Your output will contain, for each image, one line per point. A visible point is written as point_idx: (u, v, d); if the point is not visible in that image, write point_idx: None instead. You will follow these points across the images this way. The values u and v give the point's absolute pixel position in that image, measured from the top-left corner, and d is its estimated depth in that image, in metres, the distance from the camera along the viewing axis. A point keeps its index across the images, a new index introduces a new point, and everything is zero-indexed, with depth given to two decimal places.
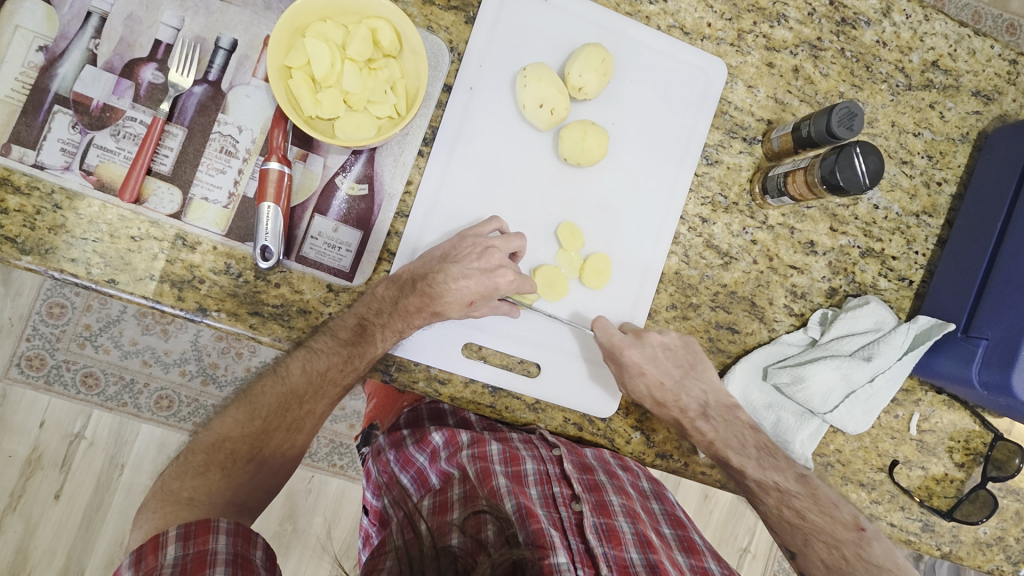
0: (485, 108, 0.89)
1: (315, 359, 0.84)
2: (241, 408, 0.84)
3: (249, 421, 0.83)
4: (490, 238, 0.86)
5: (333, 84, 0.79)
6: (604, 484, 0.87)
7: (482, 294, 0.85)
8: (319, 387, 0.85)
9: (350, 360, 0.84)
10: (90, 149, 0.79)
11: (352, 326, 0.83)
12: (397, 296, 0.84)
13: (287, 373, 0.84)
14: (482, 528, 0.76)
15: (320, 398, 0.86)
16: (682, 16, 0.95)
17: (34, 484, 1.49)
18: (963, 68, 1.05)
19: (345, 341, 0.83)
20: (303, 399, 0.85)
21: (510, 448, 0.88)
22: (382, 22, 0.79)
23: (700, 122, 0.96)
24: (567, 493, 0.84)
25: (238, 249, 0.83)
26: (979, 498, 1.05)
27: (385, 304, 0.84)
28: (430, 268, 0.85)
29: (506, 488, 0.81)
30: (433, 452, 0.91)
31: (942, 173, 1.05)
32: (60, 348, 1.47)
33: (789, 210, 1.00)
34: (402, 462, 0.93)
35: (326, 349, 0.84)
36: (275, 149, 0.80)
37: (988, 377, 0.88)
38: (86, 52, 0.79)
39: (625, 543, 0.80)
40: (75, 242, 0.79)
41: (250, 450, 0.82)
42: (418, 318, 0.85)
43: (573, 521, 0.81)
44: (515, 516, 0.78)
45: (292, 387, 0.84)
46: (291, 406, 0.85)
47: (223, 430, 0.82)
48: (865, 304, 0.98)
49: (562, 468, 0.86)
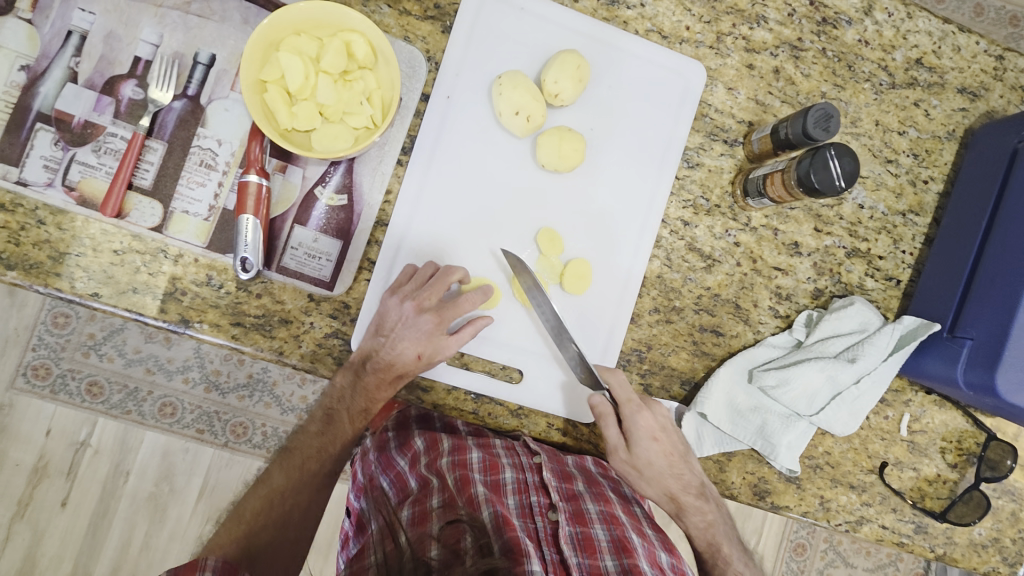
0: (462, 116, 0.90)
1: (292, 456, 0.87)
2: (229, 516, 0.83)
3: (236, 524, 0.81)
4: (409, 293, 0.86)
5: (308, 97, 0.80)
6: (582, 493, 0.88)
7: (424, 345, 0.85)
8: (298, 482, 0.86)
9: (324, 448, 0.88)
10: (72, 165, 0.81)
11: (319, 419, 0.88)
12: (357, 379, 0.85)
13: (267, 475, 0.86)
14: (461, 538, 0.74)
15: (302, 489, 0.86)
16: (660, 20, 0.95)
17: (41, 492, 1.51)
18: (947, 65, 1.04)
19: (317, 431, 0.87)
20: (286, 493, 0.85)
21: (490, 455, 0.87)
22: (356, 35, 0.80)
23: (680, 126, 0.96)
24: (545, 502, 0.85)
25: (219, 261, 0.84)
26: (973, 499, 1.04)
27: (345, 392, 0.86)
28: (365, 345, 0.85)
29: (483, 496, 0.81)
30: (414, 456, 0.89)
31: (928, 171, 1.04)
32: (65, 357, 1.49)
33: (772, 212, 1.00)
34: (383, 464, 0.92)
35: (302, 443, 0.88)
36: (252, 162, 0.81)
37: (973, 377, 0.87)
38: (68, 70, 0.81)
39: (600, 551, 0.80)
40: (59, 256, 0.81)
41: (240, 551, 0.77)
42: (381, 394, 0.86)
43: (548, 532, 0.82)
44: (491, 524, 0.77)
45: (275, 485, 0.85)
46: (275, 501, 0.84)
47: (212, 539, 0.79)
48: (850, 305, 0.98)
49: (540, 477, 0.86)
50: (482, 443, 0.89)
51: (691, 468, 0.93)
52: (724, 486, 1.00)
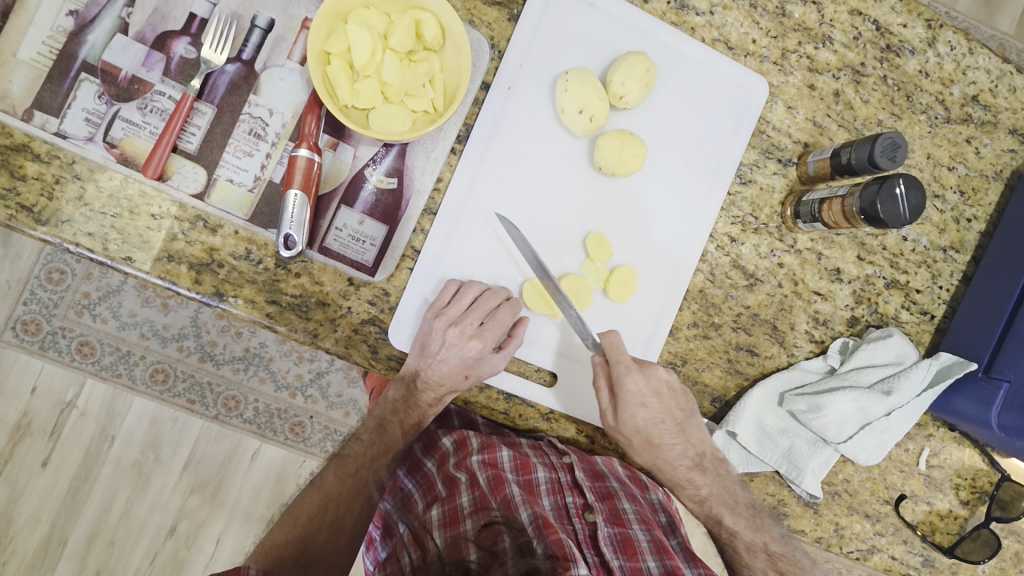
0: (521, 109, 0.87)
1: (345, 466, 0.88)
2: (283, 519, 0.84)
3: (291, 527, 0.83)
4: (449, 308, 0.83)
5: (371, 74, 0.77)
6: (617, 490, 0.92)
7: (469, 365, 0.83)
8: (352, 488, 0.87)
9: (380, 457, 0.89)
10: (115, 121, 0.77)
11: (373, 428, 0.89)
12: (407, 396, 0.86)
13: (322, 481, 0.88)
14: (499, 539, 0.73)
15: (356, 496, 0.87)
16: (728, 30, 0.93)
17: (21, 450, 1.46)
18: (1002, 105, 1.04)
19: (370, 441, 0.89)
20: (340, 500, 0.86)
21: (520, 455, 0.89)
22: (427, 15, 0.77)
23: (736, 141, 0.95)
24: (580, 503, 0.88)
25: (261, 236, 0.81)
26: (982, 537, 1.06)
27: (399, 404, 0.87)
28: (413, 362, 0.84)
29: (519, 498, 0.82)
30: (443, 457, 0.93)
31: (973, 210, 1.04)
32: (56, 314, 1.43)
33: (819, 236, 0.99)
34: (410, 466, 0.97)
35: (355, 453, 0.89)
36: (306, 136, 0.78)
37: (1007, 420, 0.89)
38: (118, 21, 0.76)
39: (641, 552, 0.85)
40: (94, 216, 0.77)
41: (294, 554, 0.80)
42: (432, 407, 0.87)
43: (587, 533, 0.86)
44: (531, 528, 0.79)
45: (329, 492, 0.86)
46: (329, 505, 0.86)
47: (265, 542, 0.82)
48: (888, 336, 0.97)
49: (574, 477, 0.89)
50: (509, 446, 0.91)
51: (684, 438, 0.91)
52: None
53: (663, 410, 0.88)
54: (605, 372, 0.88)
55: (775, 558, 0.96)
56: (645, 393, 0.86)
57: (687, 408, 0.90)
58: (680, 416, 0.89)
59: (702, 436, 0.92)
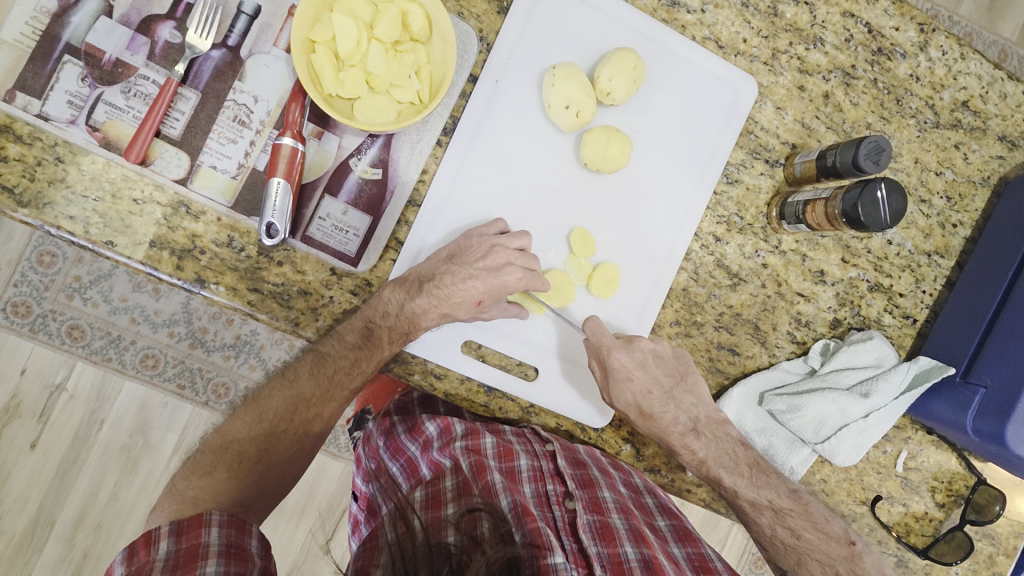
0: (508, 103, 0.87)
1: (264, 407, 0.83)
2: (250, 409, 0.83)
3: (258, 422, 0.82)
4: (494, 237, 0.85)
5: (357, 63, 0.76)
6: (597, 479, 0.86)
7: (490, 293, 0.83)
8: (328, 390, 0.84)
9: (357, 363, 0.83)
10: (98, 104, 0.76)
11: (308, 363, 0.83)
12: (365, 337, 0.82)
13: (295, 377, 0.83)
14: (478, 525, 0.73)
15: (328, 401, 0.85)
16: (719, 28, 0.93)
17: (11, 431, 1.46)
18: (992, 111, 1.04)
19: (354, 343, 0.82)
20: (310, 402, 0.84)
21: (504, 442, 0.86)
22: (414, 6, 0.76)
23: (724, 140, 0.94)
24: (561, 491, 0.83)
25: (243, 223, 0.81)
26: (955, 539, 1.06)
27: (357, 341, 0.82)
28: (434, 270, 0.84)
29: (500, 485, 0.80)
30: (426, 442, 0.89)
31: (958, 216, 1.05)
32: (47, 297, 1.43)
33: (804, 237, 0.99)
34: (393, 449, 0.92)
35: (334, 352, 0.82)
36: (290, 124, 0.78)
37: (982, 425, 0.89)
38: (103, 3, 0.76)
39: (619, 539, 0.79)
40: (77, 199, 0.77)
41: (257, 453, 0.81)
42: (390, 349, 0.83)
43: (566, 521, 0.80)
44: (510, 513, 0.76)
45: (251, 433, 0.82)
46: (298, 408, 0.84)
47: (231, 430, 0.81)
48: (869, 339, 0.98)
49: (556, 464, 0.85)
50: (493, 431, 0.89)
51: (676, 405, 0.91)
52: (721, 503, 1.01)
53: (649, 379, 0.89)
54: (596, 354, 0.90)
55: (783, 515, 0.94)
56: (630, 366, 0.88)
57: (676, 372, 0.91)
58: (668, 383, 0.90)
59: (694, 400, 0.92)
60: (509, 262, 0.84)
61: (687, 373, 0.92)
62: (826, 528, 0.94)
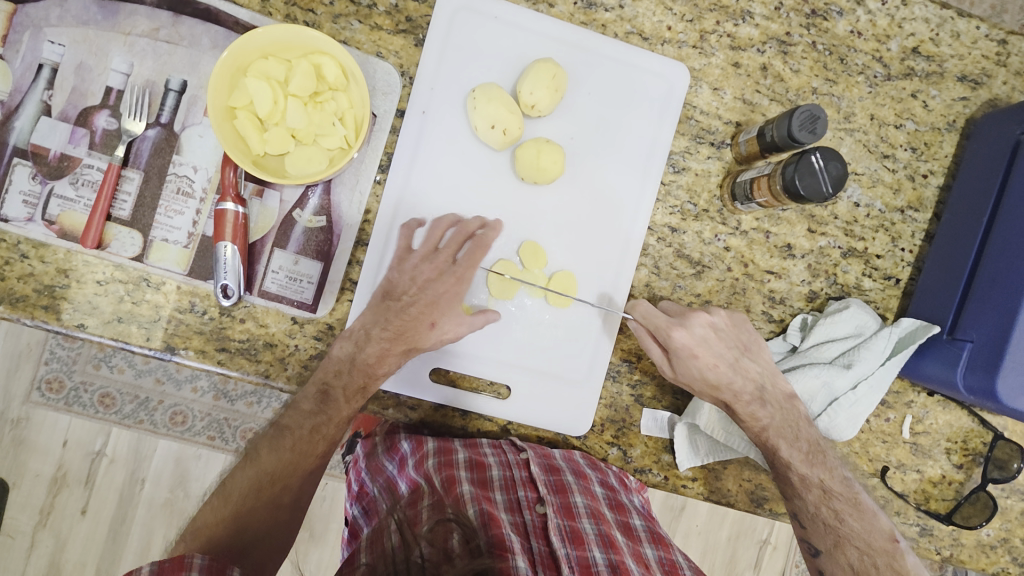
0: (439, 130, 0.88)
1: (229, 489, 0.80)
2: (216, 494, 0.80)
3: (225, 504, 0.79)
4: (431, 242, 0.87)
5: (279, 121, 0.79)
6: (571, 484, 0.86)
7: (433, 311, 0.84)
8: (290, 461, 0.82)
9: (317, 429, 0.83)
10: (51, 199, 0.81)
11: (267, 439, 0.83)
12: (321, 400, 0.82)
13: (257, 454, 0.82)
14: (449, 537, 0.72)
15: (295, 470, 0.82)
16: (641, 21, 0.92)
17: (61, 501, 1.47)
18: (946, 53, 0.99)
19: (311, 409, 0.82)
20: (275, 475, 0.81)
21: (476, 455, 0.88)
22: (327, 58, 0.79)
23: (664, 129, 0.93)
24: (532, 497, 0.83)
25: (202, 288, 0.85)
26: (980, 500, 1.02)
27: (311, 411, 0.82)
28: (377, 309, 0.84)
29: (469, 496, 0.80)
30: (402, 460, 0.89)
31: (928, 165, 1.01)
32: (77, 369, 1.45)
33: (763, 214, 0.97)
34: (372, 470, 0.92)
35: (292, 422, 0.82)
36: (228, 188, 0.80)
37: (973, 381, 0.85)
38: (41, 104, 0.80)
39: (588, 543, 0.78)
40: (46, 290, 0.82)
41: (230, 531, 0.76)
42: (350, 405, 0.83)
43: (537, 525, 0.79)
44: (477, 522, 0.75)
45: (219, 515, 0.78)
46: (264, 484, 0.81)
47: (201, 519, 0.78)
48: (846, 308, 0.95)
49: (528, 472, 0.86)
50: (468, 445, 0.90)
51: (743, 375, 0.89)
52: (721, 494, 0.99)
53: (713, 353, 0.87)
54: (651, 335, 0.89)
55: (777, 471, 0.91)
56: (692, 343, 0.87)
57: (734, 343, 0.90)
58: (732, 355, 0.89)
59: (760, 368, 0.90)
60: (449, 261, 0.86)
61: (750, 342, 0.91)
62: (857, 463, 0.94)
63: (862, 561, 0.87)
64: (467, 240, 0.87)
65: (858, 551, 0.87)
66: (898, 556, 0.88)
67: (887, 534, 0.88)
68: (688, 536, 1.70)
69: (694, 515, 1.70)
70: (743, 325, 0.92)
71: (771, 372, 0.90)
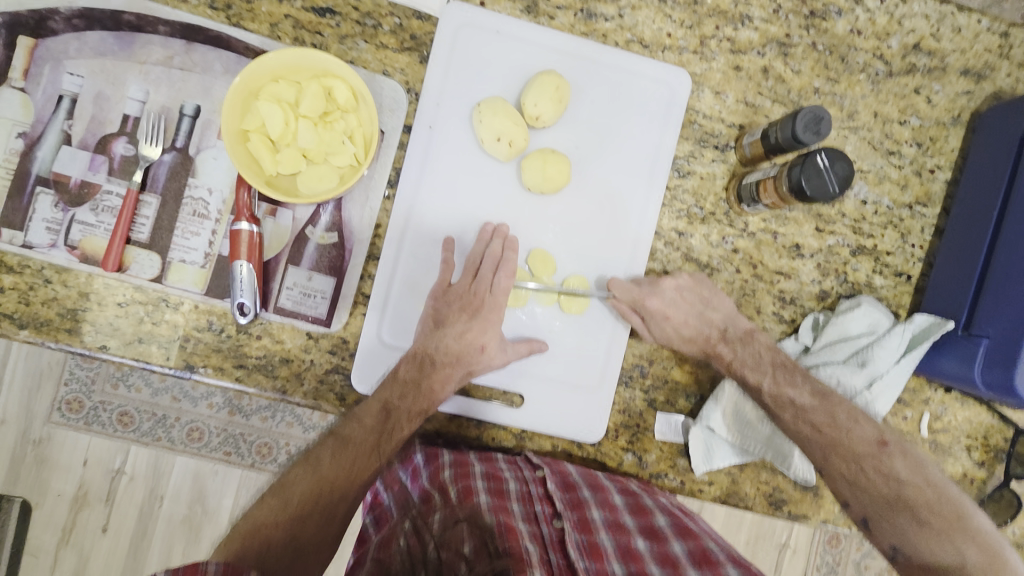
0: (446, 144, 0.90)
1: (288, 491, 0.78)
2: (275, 495, 0.78)
3: (283, 507, 0.76)
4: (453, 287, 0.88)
5: (291, 142, 0.81)
6: (587, 500, 0.86)
7: (484, 336, 0.87)
8: (348, 474, 0.80)
9: (378, 445, 0.82)
10: (72, 225, 0.84)
11: (330, 446, 0.81)
12: (383, 418, 0.83)
13: (318, 461, 0.80)
14: (462, 544, 0.74)
15: (351, 484, 0.80)
16: (641, 29, 0.93)
17: (82, 519, 1.49)
18: (948, 48, 1.00)
19: (373, 425, 0.82)
20: (334, 486, 0.79)
21: (493, 469, 0.87)
22: (336, 81, 0.81)
23: (668, 134, 0.94)
24: (549, 511, 0.82)
25: (218, 306, 0.87)
26: (1004, 497, 1.02)
27: (372, 428, 0.83)
28: (427, 342, 0.86)
29: (485, 505, 0.79)
30: (415, 471, 0.91)
31: (934, 160, 1.00)
32: (95, 389, 1.46)
33: (770, 215, 0.97)
34: (387, 481, 0.95)
35: (355, 435, 0.82)
36: (242, 209, 0.83)
37: (991, 378, 0.84)
38: (62, 133, 0.83)
39: (606, 557, 0.77)
40: (68, 313, 0.84)
41: (285, 540, 0.74)
42: (410, 425, 0.85)
43: (555, 537, 0.78)
44: (493, 529, 0.74)
45: (278, 519, 0.75)
46: (322, 493, 0.79)
47: (258, 518, 0.75)
48: (858, 306, 0.95)
49: (545, 488, 0.85)
50: (484, 458, 0.91)
51: (709, 325, 0.92)
52: (738, 497, 0.99)
53: (683, 314, 0.90)
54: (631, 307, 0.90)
55: None
56: (664, 308, 0.89)
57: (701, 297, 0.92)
58: (697, 309, 0.91)
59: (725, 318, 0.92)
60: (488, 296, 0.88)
61: (712, 295, 0.93)
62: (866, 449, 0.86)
63: (849, 468, 0.86)
64: (478, 269, 0.88)
65: (845, 462, 0.86)
66: (886, 458, 0.86)
67: (872, 438, 0.87)
68: None
69: (714, 521, 1.68)
70: (704, 281, 0.94)
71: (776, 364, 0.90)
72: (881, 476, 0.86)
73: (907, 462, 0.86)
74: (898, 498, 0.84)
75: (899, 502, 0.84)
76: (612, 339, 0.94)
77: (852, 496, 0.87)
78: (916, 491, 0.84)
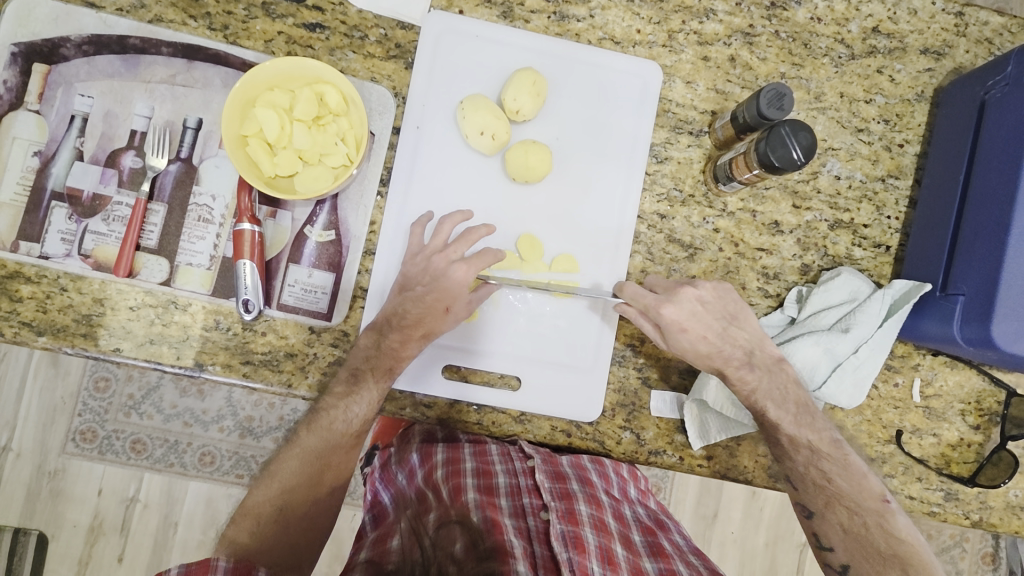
0: (433, 142, 0.95)
1: (276, 470, 0.90)
2: (267, 475, 0.90)
3: (272, 482, 0.89)
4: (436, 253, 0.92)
5: (287, 145, 0.86)
6: (576, 492, 0.87)
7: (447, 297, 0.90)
8: (326, 444, 0.90)
9: (350, 408, 0.89)
10: (86, 235, 0.89)
11: (306, 422, 0.90)
12: (351, 383, 0.89)
13: (298, 437, 0.91)
14: (453, 542, 0.80)
15: (331, 452, 0.91)
16: (611, 27, 0.99)
17: (98, 550, 1.50)
18: (906, 29, 1.05)
19: (343, 391, 0.89)
20: (317, 457, 0.90)
21: (485, 461, 0.91)
22: (327, 87, 0.87)
23: (643, 124, 0.99)
24: (538, 503, 0.85)
25: (225, 305, 0.91)
26: (1003, 460, 1.02)
27: (341, 393, 0.89)
28: (396, 303, 0.90)
29: (474, 503, 0.85)
30: (413, 470, 0.97)
31: (903, 135, 1.05)
32: (108, 419, 1.50)
33: (748, 194, 1.01)
34: (387, 480, 1.02)
35: (328, 404, 0.90)
36: (243, 211, 0.88)
37: (970, 333, 0.86)
38: (74, 150, 0.89)
39: (589, 552, 0.79)
40: (84, 319, 0.88)
41: (275, 511, 0.88)
42: (378, 382, 0.89)
43: (541, 530, 0.82)
44: (481, 527, 0.80)
45: (268, 495, 0.88)
46: (305, 465, 0.90)
47: (255, 495, 0.88)
48: (838, 276, 0.98)
49: (534, 480, 0.87)
50: (477, 450, 0.93)
51: (732, 342, 0.92)
52: (738, 471, 1.00)
53: (702, 326, 0.91)
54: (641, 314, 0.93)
55: (775, 427, 0.93)
56: (681, 318, 0.90)
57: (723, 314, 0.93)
58: (721, 325, 0.92)
59: (748, 335, 0.93)
60: (452, 260, 0.90)
61: (737, 312, 0.94)
62: (864, 482, 0.93)
63: (849, 518, 0.93)
64: (477, 240, 0.92)
65: (846, 510, 0.93)
66: (888, 515, 0.92)
67: (878, 494, 0.93)
68: (725, 544, 1.67)
69: (730, 520, 1.68)
70: (727, 294, 0.94)
71: (760, 338, 0.94)
72: (880, 531, 0.92)
73: (905, 520, 0.93)
74: (891, 554, 0.91)
75: (892, 558, 0.90)
76: (603, 320, 0.98)
77: (841, 542, 0.93)
78: (911, 549, 0.91)
